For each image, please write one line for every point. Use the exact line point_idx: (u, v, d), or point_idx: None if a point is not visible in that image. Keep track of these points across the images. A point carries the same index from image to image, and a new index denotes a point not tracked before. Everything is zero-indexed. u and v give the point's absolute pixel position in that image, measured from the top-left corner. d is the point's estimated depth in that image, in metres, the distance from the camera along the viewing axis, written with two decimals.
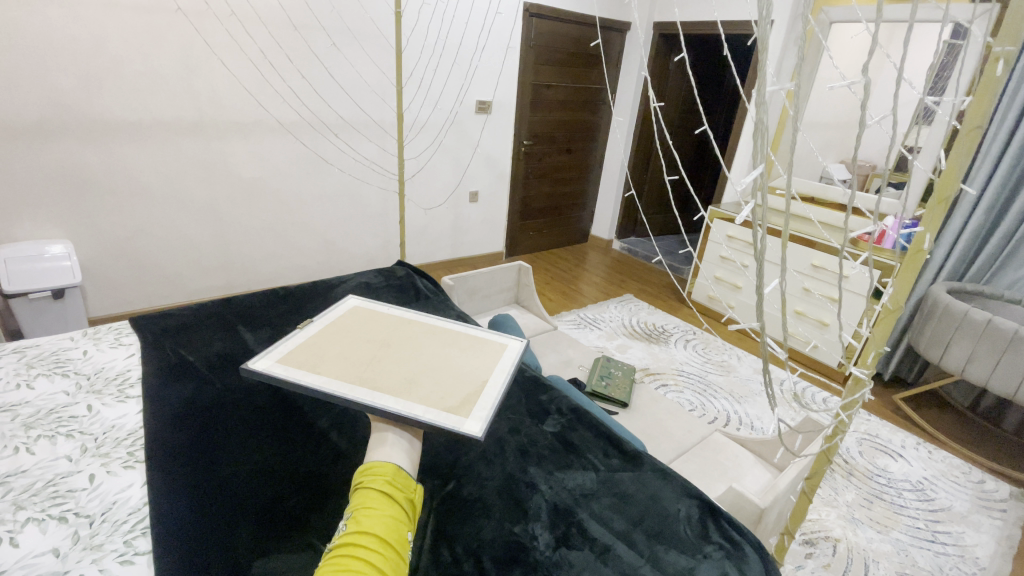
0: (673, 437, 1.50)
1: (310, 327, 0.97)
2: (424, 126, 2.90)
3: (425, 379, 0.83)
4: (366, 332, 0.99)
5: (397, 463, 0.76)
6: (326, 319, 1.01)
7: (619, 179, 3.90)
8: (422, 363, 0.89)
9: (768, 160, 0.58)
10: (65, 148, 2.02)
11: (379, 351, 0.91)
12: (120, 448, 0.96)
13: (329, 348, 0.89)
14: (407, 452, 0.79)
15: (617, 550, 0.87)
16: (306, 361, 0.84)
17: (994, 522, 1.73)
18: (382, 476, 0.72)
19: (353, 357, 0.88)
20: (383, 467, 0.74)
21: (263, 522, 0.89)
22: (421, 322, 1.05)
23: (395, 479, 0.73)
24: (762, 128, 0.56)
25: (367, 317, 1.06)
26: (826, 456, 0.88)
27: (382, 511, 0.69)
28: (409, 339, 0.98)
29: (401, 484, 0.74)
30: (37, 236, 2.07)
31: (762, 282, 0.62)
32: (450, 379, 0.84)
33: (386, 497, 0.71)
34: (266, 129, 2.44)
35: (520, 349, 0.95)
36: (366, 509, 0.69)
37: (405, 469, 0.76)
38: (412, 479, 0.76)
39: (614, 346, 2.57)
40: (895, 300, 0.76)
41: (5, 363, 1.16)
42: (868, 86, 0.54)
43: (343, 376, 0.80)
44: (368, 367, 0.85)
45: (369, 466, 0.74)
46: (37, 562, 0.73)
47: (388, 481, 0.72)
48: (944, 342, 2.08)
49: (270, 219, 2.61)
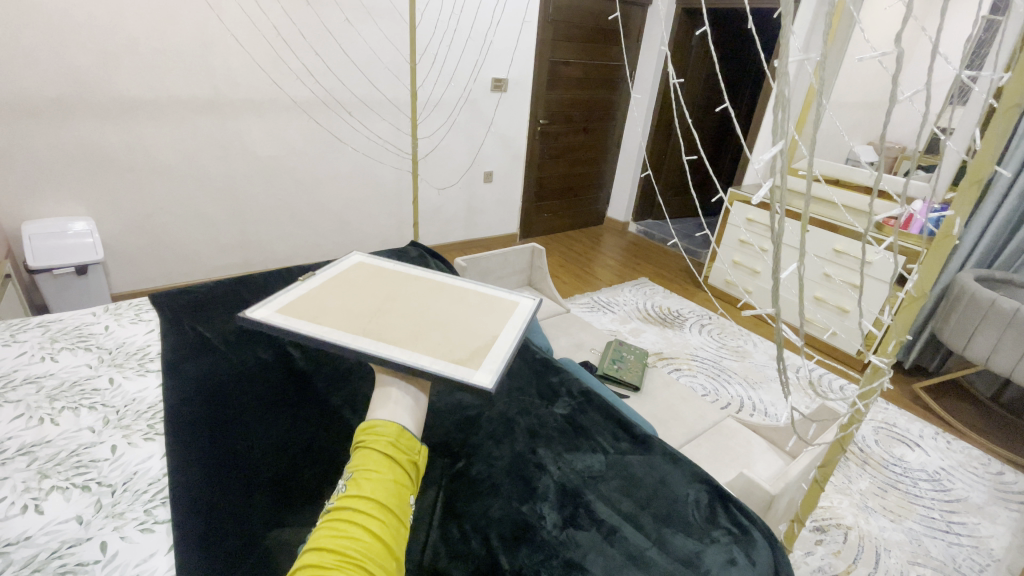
0: (685, 422, 1.49)
1: (312, 279, 0.97)
2: (438, 104, 2.86)
3: (432, 332, 0.82)
4: (370, 286, 0.98)
5: (401, 424, 0.75)
6: (329, 273, 1.01)
7: (637, 159, 3.84)
8: (430, 316, 0.88)
9: (789, 137, 0.53)
10: (85, 126, 2.05)
11: (383, 305, 0.90)
12: (140, 420, 0.99)
13: (331, 300, 0.90)
14: (411, 408, 0.78)
15: (624, 532, 0.87)
16: (307, 313, 0.84)
17: (1011, 514, 1.70)
18: (385, 439, 0.71)
19: (357, 309, 0.87)
20: (387, 428, 0.73)
21: (275, 496, 0.93)
22: (427, 277, 1.05)
23: (398, 442, 0.72)
24: (783, 103, 0.51)
25: (371, 272, 1.05)
26: (839, 446, 0.85)
27: (383, 475, 0.69)
28: (415, 293, 0.97)
29: (405, 446, 0.73)
30: (60, 212, 2.11)
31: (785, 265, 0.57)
32: (457, 334, 0.83)
33: (388, 460, 0.70)
34: (281, 107, 2.44)
35: (530, 307, 0.94)
36: (366, 473, 0.68)
37: (409, 430, 0.75)
38: (415, 440, 0.75)
39: (628, 330, 2.56)
40: (921, 286, 0.72)
41: (30, 336, 1.20)
42: (902, 58, 0.49)
43: (346, 327, 0.80)
44: (373, 319, 0.84)
45: (374, 424, 0.73)
46: (62, 528, 0.77)
47: (391, 443, 0.71)
48: (969, 331, 2.02)
49: (286, 197, 2.62)
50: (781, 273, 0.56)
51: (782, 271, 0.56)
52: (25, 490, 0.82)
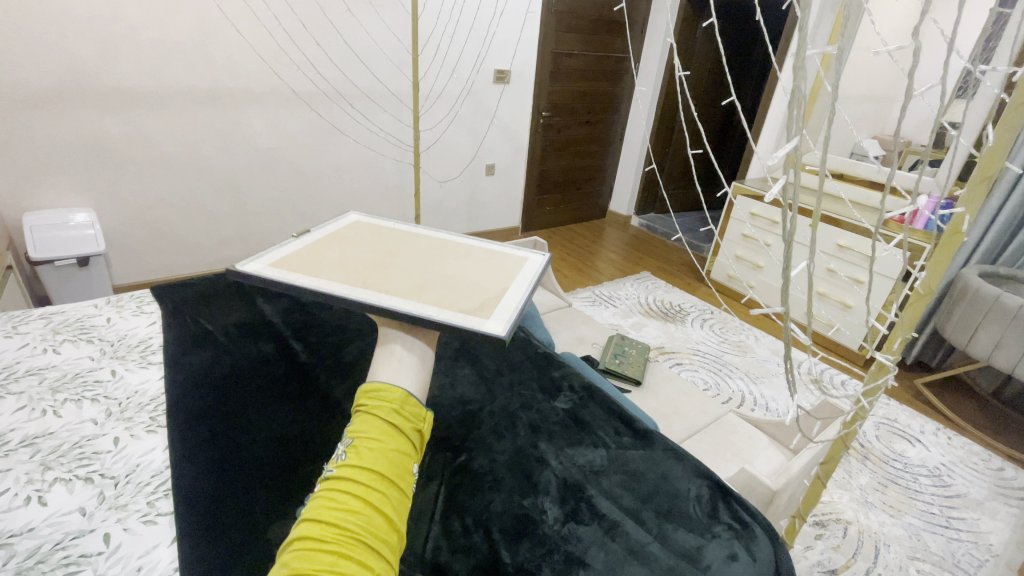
0: (686, 417, 1.49)
1: (308, 236, 0.94)
2: (440, 96, 2.84)
3: (435, 284, 0.79)
4: (370, 242, 0.95)
5: (406, 388, 0.68)
6: (326, 230, 0.99)
7: (640, 152, 3.81)
8: (432, 269, 0.84)
9: (806, 132, 0.51)
10: (85, 116, 2.03)
11: (384, 260, 0.87)
12: (143, 413, 0.99)
13: (327, 255, 0.87)
14: (417, 364, 0.72)
15: (625, 527, 0.87)
16: (303, 267, 0.81)
17: (1011, 510, 1.71)
18: (389, 405, 0.65)
19: (356, 264, 0.84)
20: (391, 393, 0.66)
21: (281, 488, 0.91)
22: (429, 233, 1.01)
23: (403, 408, 0.66)
24: (797, 100, 0.49)
25: (369, 229, 1.03)
26: (843, 443, 0.85)
27: (385, 445, 0.62)
28: (418, 249, 0.94)
29: (410, 413, 0.67)
30: (61, 203, 2.11)
31: (793, 263, 0.56)
32: (462, 286, 0.79)
33: (391, 428, 0.64)
34: (282, 98, 2.42)
35: (541, 262, 0.90)
36: (367, 442, 0.61)
37: (415, 394, 0.68)
38: (421, 406, 0.69)
39: (629, 324, 2.56)
40: (929, 284, 0.71)
41: (32, 327, 1.20)
42: (920, 51, 0.46)
43: (345, 280, 0.77)
44: (373, 272, 0.81)
45: (376, 388, 0.66)
46: (65, 520, 0.78)
47: (395, 410, 0.65)
48: (972, 327, 2.01)
49: (287, 189, 2.61)
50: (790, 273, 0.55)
51: (791, 270, 0.55)
52: (29, 481, 0.82)
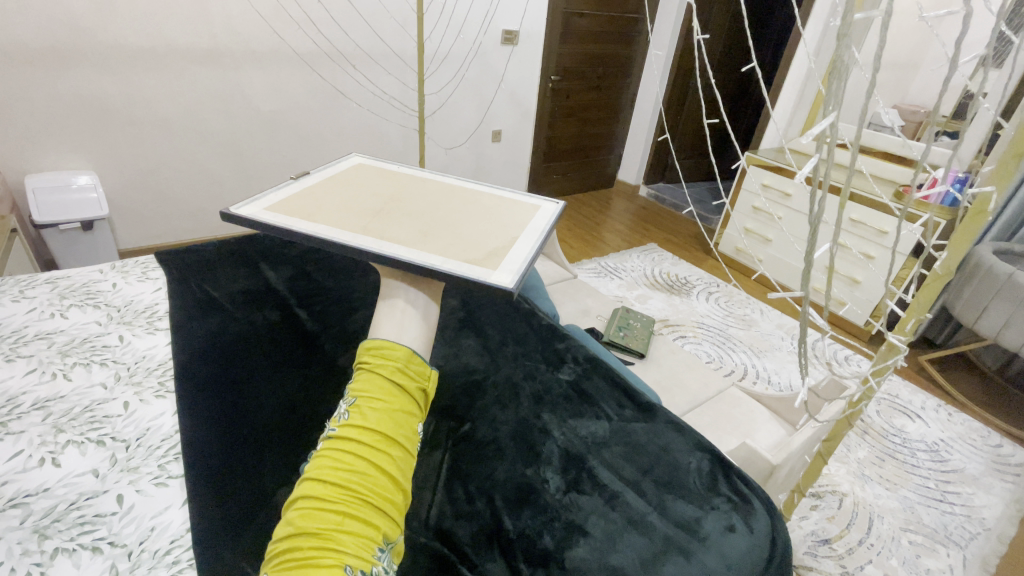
0: (688, 390, 1.49)
1: (307, 179, 0.92)
2: (446, 58, 2.74)
3: (440, 231, 0.78)
4: (372, 187, 0.93)
5: (409, 347, 0.67)
6: (325, 174, 0.97)
7: (651, 119, 3.71)
8: (435, 215, 0.83)
9: (841, 107, 0.48)
10: (83, 76, 1.99)
11: (387, 206, 0.85)
12: (151, 377, 1.00)
13: (327, 198, 0.85)
14: (420, 317, 0.72)
15: (625, 497, 0.88)
16: (302, 211, 0.79)
17: (1007, 485, 1.73)
18: (392, 364, 0.63)
19: (358, 209, 0.82)
20: (395, 351, 0.64)
21: (286, 456, 0.96)
22: (432, 180, 0.99)
23: (407, 367, 0.65)
24: (835, 72, 0.45)
25: (370, 172, 1.00)
26: (846, 421, 0.85)
27: (389, 404, 0.62)
28: (422, 196, 0.91)
29: (414, 372, 0.65)
30: (63, 166, 2.09)
31: (815, 248, 0.52)
32: (466, 234, 0.78)
33: (395, 387, 0.63)
34: (283, 59, 2.35)
35: (551, 212, 0.88)
36: (370, 401, 0.61)
37: (418, 353, 0.67)
38: (426, 365, 0.68)
39: (634, 296, 2.55)
40: (948, 265, 0.69)
41: (38, 292, 1.20)
42: (970, 17, 0.42)
43: (346, 227, 0.76)
44: (376, 219, 0.80)
45: (379, 346, 0.65)
46: (79, 481, 0.79)
47: (399, 369, 0.64)
48: (982, 304, 1.99)
49: (290, 154, 2.57)
50: (812, 258, 0.52)
51: (814, 255, 0.52)
52: (42, 443, 0.83)
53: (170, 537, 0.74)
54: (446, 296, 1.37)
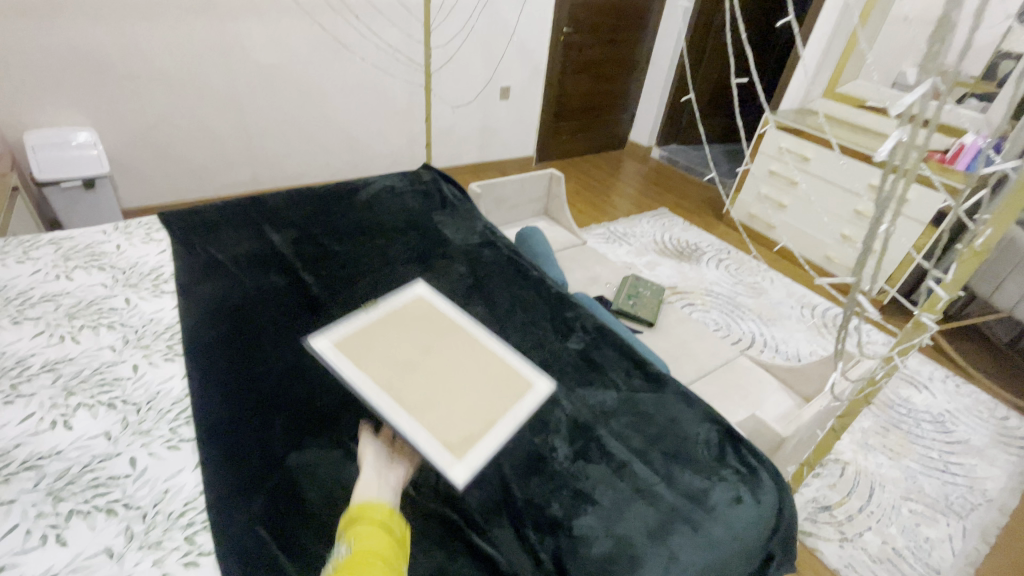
0: (697, 359, 1.48)
1: (371, 309, 1.10)
2: (453, 9, 2.60)
3: (444, 400, 0.91)
4: (416, 325, 1.07)
5: (389, 504, 0.74)
6: (386, 306, 1.12)
7: (666, 77, 3.56)
8: (452, 378, 0.95)
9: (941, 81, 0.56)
10: (75, 26, 1.90)
11: (419, 355, 0.99)
12: (159, 341, 1.00)
13: (377, 339, 1.01)
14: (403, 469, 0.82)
15: (633, 467, 0.88)
16: (350, 352, 0.98)
17: (1010, 457, 1.74)
18: (380, 510, 0.71)
19: (395, 356, 0.98)
20: (377, 503, 0.72)
21: (296, 419, 0.90)
22: (471, 327, 1.09)
23: (391, 515, 0.72)
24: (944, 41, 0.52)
25: (427, 308, 1.13)
26: (864, 398, 0.89)
27: (380, 536, 0.68)
28: (452, 343, 1.04)
29: (397, 521, 0.72)
30: (60, 122, 2.03)
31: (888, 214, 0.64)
32: (464, 409, 0.90)
33: (384, 527, 0.70)
34: (283, 9, 2.24)
35: (541, 398, 0.97)
36: (365, 536, 0.67)
37: (396, 507, 0.74)
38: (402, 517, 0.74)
39: (643, 262, 2.51)
40: (989, 241, 0.69)
41: (42, 253, 1.18)
42: None
43: (376, 378, 0.93)
44: (401, 373, 0.94)
45: (362, 505, 0.71)
46: (91, 444, 0.80)
47: (385, 515, 0.71)
48: (999, 277, 1.94)
49: (292, 111, 2.49)
50: (883, 218, 0.64)
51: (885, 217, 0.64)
52: (53, 406, 0.84)
53: (183, 500, 0.75)
54: (454, 261, 1.35)
